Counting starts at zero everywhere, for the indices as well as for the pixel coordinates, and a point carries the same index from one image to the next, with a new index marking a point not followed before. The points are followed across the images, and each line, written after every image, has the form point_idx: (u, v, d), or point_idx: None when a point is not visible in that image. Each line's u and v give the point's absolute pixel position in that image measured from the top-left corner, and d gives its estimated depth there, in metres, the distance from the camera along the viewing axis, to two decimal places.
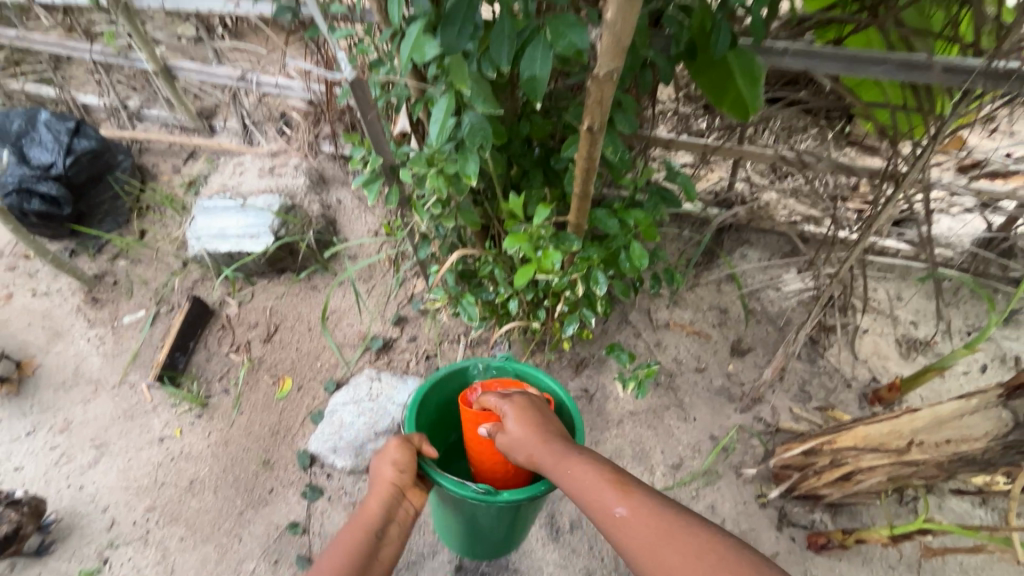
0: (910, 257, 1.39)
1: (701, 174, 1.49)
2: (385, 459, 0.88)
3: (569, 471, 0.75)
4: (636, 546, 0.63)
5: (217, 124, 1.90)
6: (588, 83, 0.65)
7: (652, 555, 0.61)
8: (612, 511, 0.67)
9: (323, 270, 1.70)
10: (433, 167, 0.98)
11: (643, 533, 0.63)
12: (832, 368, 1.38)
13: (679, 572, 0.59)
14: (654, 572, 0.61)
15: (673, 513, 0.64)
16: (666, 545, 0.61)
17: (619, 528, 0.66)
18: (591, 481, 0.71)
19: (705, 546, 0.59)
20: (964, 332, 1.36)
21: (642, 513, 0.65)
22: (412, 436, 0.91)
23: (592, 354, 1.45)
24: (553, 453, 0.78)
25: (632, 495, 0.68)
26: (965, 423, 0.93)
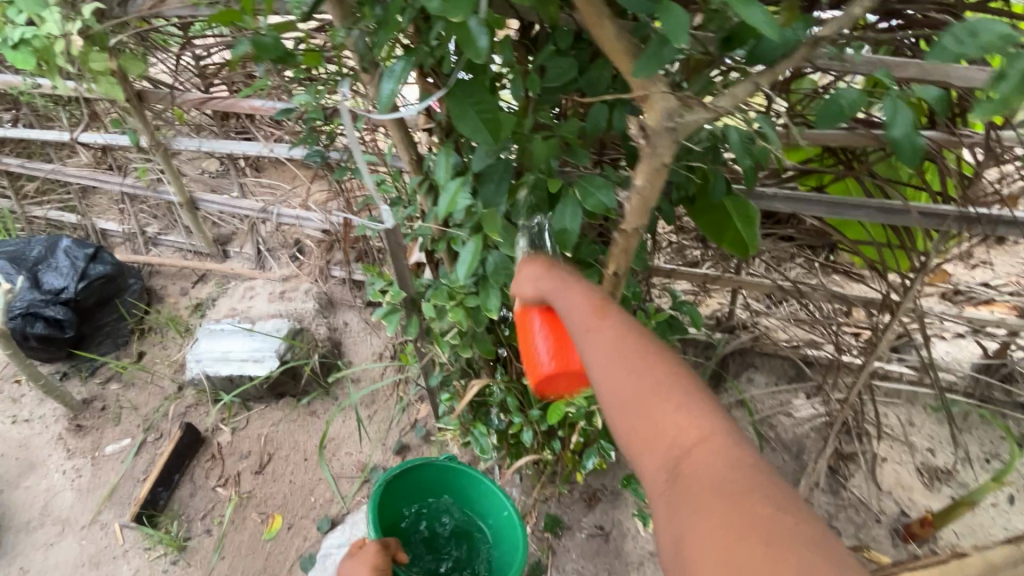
0: (915, 382, 1.41)
1: (702, 300, 1.55)
2: (362, 563, 0.87)
3: (562, 291, 0.61)
4: (603, 381, 0.51)
5: (231, 249, 1.97)
6: (615, 235, 0.71)
7: (610, 375, 0.51)
8: (592, 329, 0.55)
9: (324, 394, 1.66)
10: (453, 301, 1.02)
11: (618, 364, 0.51)
12: (857, 500, 1.33)
13: (641, 415, 0.47)
14: (612, 404, 0.50)
15: (659, 355, 0.51)
16: (639, 388, 0.49)
17: (590, 352, 0.54)
18: (578, 306, 0.58)
19: (688, 401, 0.47)
20: (984, 460, 1.33)
21: (624, 346, 0.52)
22: (388, 542, 0.92)
23: (605, 486, 1.38)
24: (550, 281, 0.63)
25: (617, 326, 0.54)
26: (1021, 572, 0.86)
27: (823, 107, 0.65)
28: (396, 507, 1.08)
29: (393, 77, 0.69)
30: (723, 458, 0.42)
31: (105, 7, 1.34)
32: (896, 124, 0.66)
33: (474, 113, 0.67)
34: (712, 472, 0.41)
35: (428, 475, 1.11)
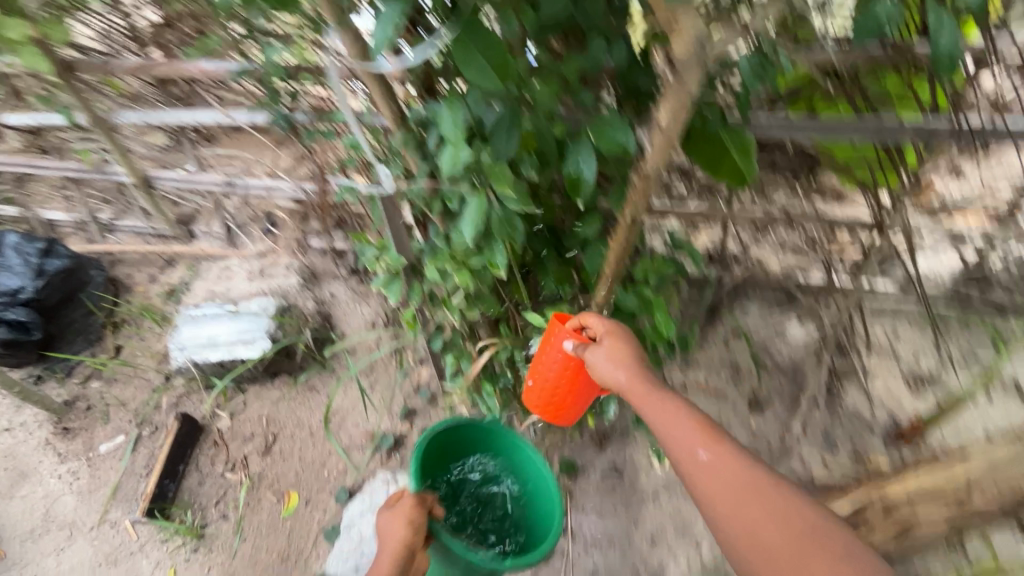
0: (899, 295, 1.46)
1: (693, 236, 1.55)
2: (400, 517, 0.91)
3: (662, 412, 0.77)
4: (724, 503, 0.68)
5: (197, 229, 1.85)
6: (634, 179, 0.68)
7: (728, 502, 0.67)
8: (701, 460, 0.71)
9: (321, 368, 1.63)
10: (456, 262, 0.99)
11: (739, 489, 0.67)
12: (851, 413, 1.40)
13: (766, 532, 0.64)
14: (737, 528, 0.66)
15: (767, 482, 0.68)
16: (756, 508, 0.66)
17: (708, 477, 0.69)
18: (682, 428, 0.74)
19: (799, 516, 0.65)
20: (965, 363, 1.42)
21: (738, 474, 0.68)
22: (425, 497, 0.94)
23: (615, 426, 1.42)
24: (650, 402, 0.79)
25: (727, 451, 0.71)
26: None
27: (861, 19, 0.65)
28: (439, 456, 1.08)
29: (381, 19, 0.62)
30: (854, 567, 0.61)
31: None
32: (942, 32, 0.66)
33: (479, 56, 0.61)
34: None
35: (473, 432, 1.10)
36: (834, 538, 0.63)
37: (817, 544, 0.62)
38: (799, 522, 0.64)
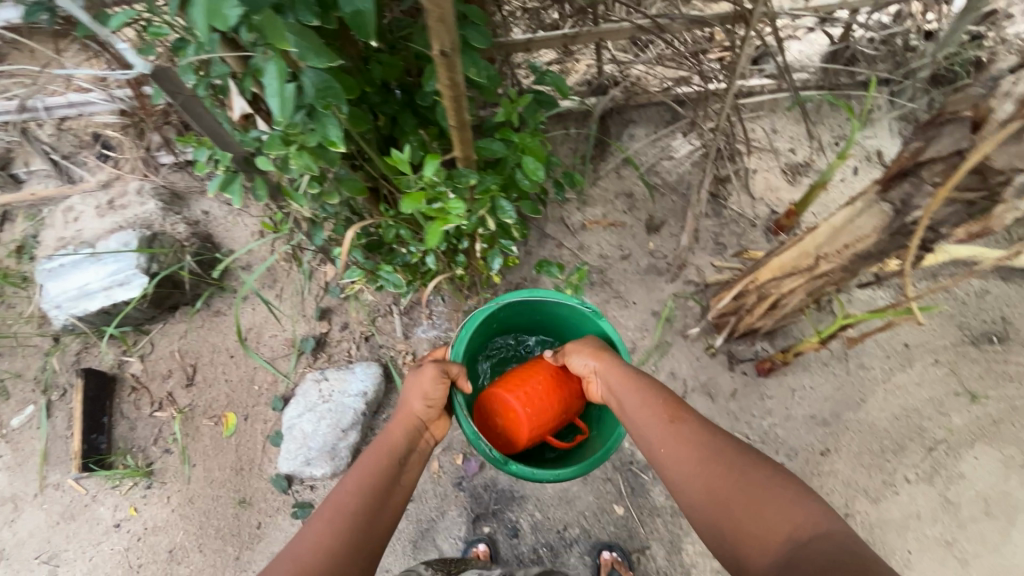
0: (775, 89, 1.46)
1: (569, 66, 1.46)
2: (419, 387, 0.95)
3: (634, 390, 0.86)
4: (689, 469, 0.74)
5: (19, 170, 1.58)
6: (422, 2, 0.59)
7: (685, 456, 0.75)
8: (669, 432, 0.78)
9: (219, 290, 1.54)
10: (293, 146, 0.88)
11: (698, 454, 0.74)
12: (737, 214, 1.48)
13: (722, 489, 0.70)
14: (700, 489, 0.72)
15: (722, 439, 0.76)
16: (713, 470, 0.72)
17: (673, 448, 0.77)
18: (652, 407, 0.82)
19: (751, 470, 0.71)
20: (833, 144, 1.48)
21: (699, 443, 0.75)
22: (450, 369, 0.97)
23: (525, 278, 1.47)
24: (624, 381, 0.88)
25: (691, 427, 0.78)
26: (855, 227, 0.96)
27: None
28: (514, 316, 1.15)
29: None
30: (782, 490, 0.67)
31: None
32: None
33: None
34: (785, 524, 0.63)
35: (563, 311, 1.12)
36: (783, 482, 0.68)
37: (763, 489, 0.67)
38: (752, 474, 0.70)
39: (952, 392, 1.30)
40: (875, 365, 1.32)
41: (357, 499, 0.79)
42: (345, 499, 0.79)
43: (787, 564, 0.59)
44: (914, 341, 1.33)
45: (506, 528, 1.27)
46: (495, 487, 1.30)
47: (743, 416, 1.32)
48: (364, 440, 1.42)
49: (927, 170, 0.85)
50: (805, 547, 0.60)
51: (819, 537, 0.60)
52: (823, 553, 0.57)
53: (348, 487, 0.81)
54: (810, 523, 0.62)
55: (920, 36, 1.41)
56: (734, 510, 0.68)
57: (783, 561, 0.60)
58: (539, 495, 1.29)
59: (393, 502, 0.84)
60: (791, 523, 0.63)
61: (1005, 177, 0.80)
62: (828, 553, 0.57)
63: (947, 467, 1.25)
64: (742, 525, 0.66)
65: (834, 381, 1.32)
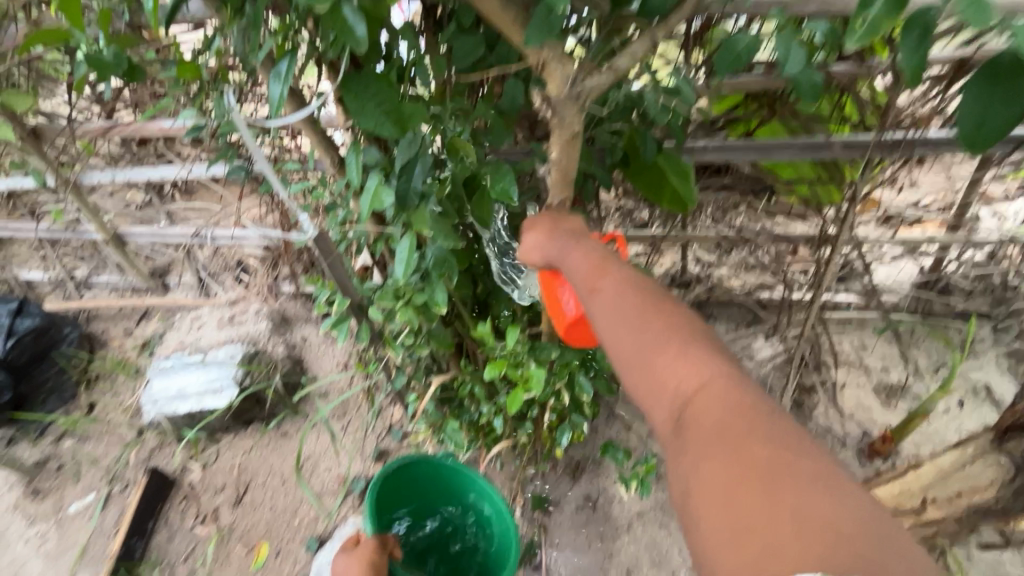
0: (862, 307, 1.47)
1: (655, 260, 1.58)
2: (358, 559, 0.87)
3: (566, 253, 0.65)
4: (607, 323, 0.57)
5: (171, 280, 1.88)
6: (541, 213, 0.72)
7: (607, 315, 0.57)
8: (597, 298, 0.58)
9: (293, 413, 1.62)
10: (401, 300, 1.00)
11: (618, 308, 0.57)
12: (823, 428, 1.38)
13: (633, 343, 0.54)
14: (611, 339, 0.57)
15: (653, 294, 0.57)
16: (628, 322, 0.55)
17: (591, 307, 0.59)
18: (577, 263, 0.63)
19: (671, 327, 0.54)
20: (933, 370, 1.41)
21: (625, 296, 0.57)
22: (387, 540, 0.91)
23: (587, 456, 1.41)
24: (559, 246, 0.66)
25: (614, 275, 0.59)
26: (967, 474, 0.88)
27: (721, 51, 0.74)
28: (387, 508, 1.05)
29: (282, 81, 0.65)
30: (703, 353, 0.52)
31: None
32: (790, 61, 0.72)
33: (374, 108, 0.67)
34: (689, 382, 0.50)
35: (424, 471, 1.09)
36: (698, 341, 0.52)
37: (669, 346, 0.52)
38: (667, 330, 0.53)
39: None
40: None
41: None
42: None
43: (679, 429, 0.48)
44: None
45: None
46: None
47: None
48: None
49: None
50: (697, 415, 0.47)
51: (715, 399, 0.48)
52: (716, 418, 0.46)
53: None
54: (710, 381, 0.49)
55: None
56: (639, 364, 0.53)
57: (675, 421, 0.49)
58: None
59: None
60: (693, 384, 0.49)
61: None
62: (716, 425, 0.46)
63: None
64: (647, 384, 0.52)
65: None
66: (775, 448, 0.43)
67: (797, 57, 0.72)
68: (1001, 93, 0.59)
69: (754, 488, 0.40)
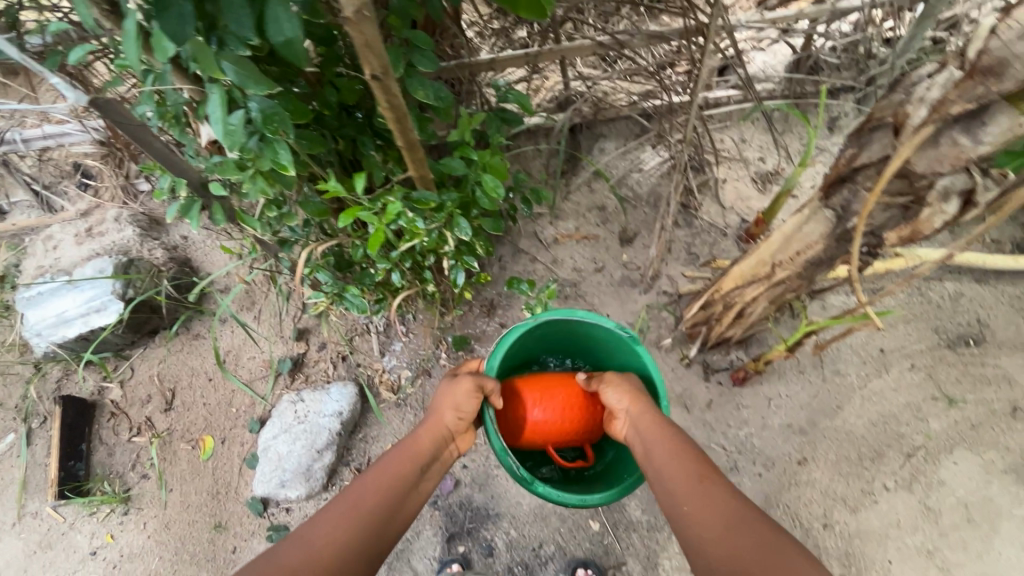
0: (741, 100, 1.47)
1: (538, 84, 1.48)
2: (453, 396, 0.97)
3: (665, 444, 0.87)
4: (702, 514, 0.76)
5: (3, 202, 1.61)
6: (346, 30, 0.61)
7: (702, 510, 0.77)
8: (699, 489, 0.79)
9: (198, 313, 1.55)
10: (248, 170, 0.91)
11: (713, 498, 0.77)
12: (707, 224, 1.48)
13: (724, 535, 0.72)
14: (703, 529, 0.75)
15: (745, 503, 0.76)
16: (718, 513, 0.75)
17: (689, 492, 0.79)
18: (678, 457, 0.84)
19: (760, 528, 0.72)
20: (802, 151, 1.49)
21: (720, 502, 0.76)
22: (485, 384, 0.98)
23: (499, 293, 1.48)
24: (658, 439, 0.88)
25: (715, 483, 0.80)
26: (803, 235, 0.94)
27: None
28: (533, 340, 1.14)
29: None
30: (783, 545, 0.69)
31: None
32: None
33: None
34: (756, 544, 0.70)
35: (598, 332, 1.13)
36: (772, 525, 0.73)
37: (754, 528, 0.72)
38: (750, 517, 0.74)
39: (929, 399, 1.28)
40: (850, 371, 1.31)
41: (371, 504, 0.82)
42: (366, 490, 0.85)
43: None
44: (889, 346, 1.32)
45: (481, 547, 1.25)
46: (471, 505, 1.28)
47: (719, 427, 1.31)
48: (340, 460, 1.42)
49: (862, 174, 0.82)
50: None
51: None
52: None
53: (369, 483, 0.86)
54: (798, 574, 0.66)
55: (883, 43, 1.43)
56: (730, 547, 0.71)
57: None
58: (515, 512, 1.28)
59: (401, 513, 0.86)
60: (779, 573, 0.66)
61: (928, 181, 0.75)
62: None
63: (926, 474, 1.23)
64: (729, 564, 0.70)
65: (810, 388, 1.31)
66: None
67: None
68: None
69: None
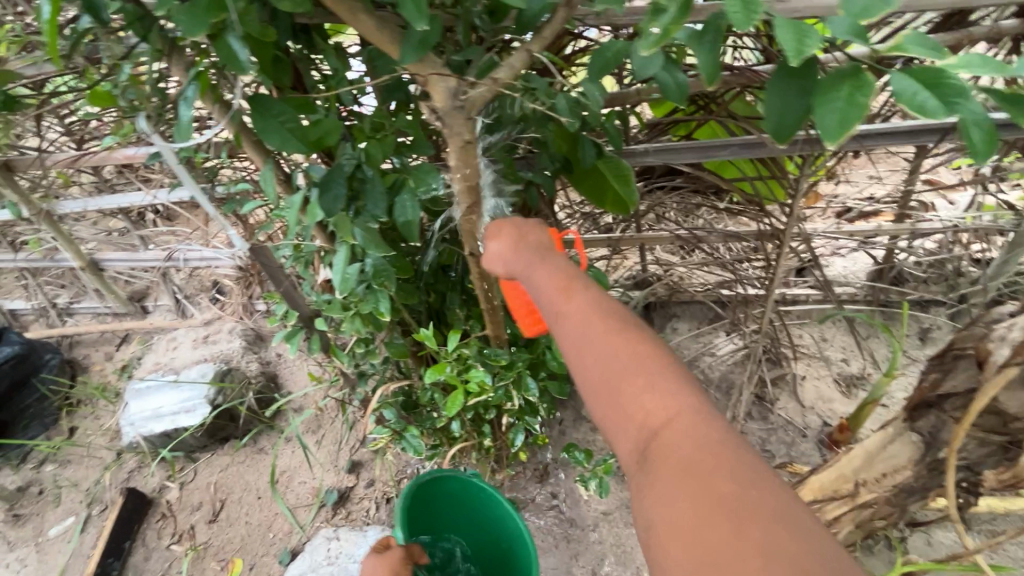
0: (820, 300, 1.48)
1: (616, 262, 1.60)
2: (383, 565, 0.86)
3: (531, 264, 0.62)
4: (565, 338, 0.54)
5: (149, 304, 1.92)
6: (459, 219, 0.74)
7: (573, 337, 0.53)
8: (556, 299, 0.56)
9: (268, 428, 1.63)
10: (349, 310, 1.03)
11: (583, 331, 0.53)
12: (785, 421, 1.40)
13: (593, 357, 0.51)
14: (571, 359, 0.53)
15: (629, 326, 0.52)
16: (584, 323, 0.53)
17: (557, 322, 0.55)
18: (544, 277, 0.59)
19: (646, 355, 0.50)
20: (891, 358, 1.43)
21: (593, 312, 0.53)
22: (413, 549, 0.91)
23: (554, 460, 1.43)
24: (528, 263, 0.62)
25: (581, 290, 0.56)
26: (888, 455, 0.92)
27: (592, 58, 0.77)
28: (415, 518, 1.07)
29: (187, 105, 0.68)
30: (670, 381, 0.48)
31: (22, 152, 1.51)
32: (648, 66, 0.69)
33: (279, 127, 0.66)
34: (657, 415, 0.46)
35: (458, 493, 1.13)
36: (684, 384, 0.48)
37: (635, 353, 0.50)
38: (634, 361, 0.49)
39: None
40: None
41: None
42: None
43: (647, 461, 0.45)
44: None
45: None
46: None
47: None
48: None
49: (949, 403, 0.85)
50: (666, 435, 0.45)
51: (687, 437, 0.44)
52: (703, 487, 0.41)
53: None
54: (691, 417, 0.46)
55: (972, 262, 1.42)
56: (603, 393, 0.50)
57: (642, 457, 0.46)
58: None
59: None
60: (659, 409, 0.47)
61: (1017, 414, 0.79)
62: (685, 461, 0.43)
63: None
64: (607, 395, 0.49)
65: None
66: (792, 536, 0.38)
67: (655, 58, 0.69)
68: (796, 85, 0.59)
69: (747, 546, 0.37)
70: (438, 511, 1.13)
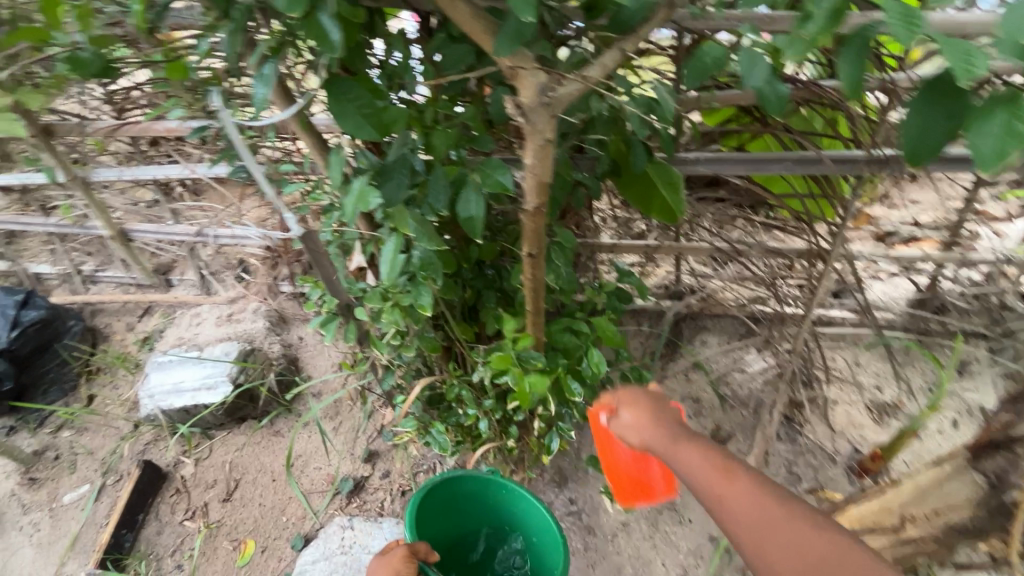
0: (856, 323, 1.46)
1: (649, 270, 1.58)
2: (386, 565, 0.82)
3: (679, 447, 0.68)
4: (738, 526, 0.59)
5: (174, 278, 1.92)
6: (523, 219, 0.72)
7: (747, 524, 0.58)
8: (719, 488, 0.61)
9: (285, 411, 1.62)
10: (388, 301, 1.02)
11: (750, 515, 0.58)
12: (813, 444, 1.37)
13: (774, 542, 0.56)
14: (750, 545, 0.58)
15: (794, 504, 0.58)
16: (756, 509, 0.58)
17: (722, 513, 0.61)
18: (698, 461, 0.65)
19: (817, 528, 0.56)
20: (927, 389, 1.39)
21: (759, 496, 0.59)
22: (417, 545, 0.86)
23: (575, 466, 1.41)
24: (672, 446, 0.69)
25: (742, 476, 0.61)
26: (946, 493, 0.92)
27: (690, 62, 0.73)
28: (431, 521, 1.04)
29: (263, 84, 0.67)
30: (840, 545, 0.54)
31: (64, 119, 1.51)
32: (753, 74, 0.69)
33: (354, 112, 0.65)
34: None
35: (475, 493, 1.08)
36: (847, 542, 0.54)
37: (806, 531, 0.56)
38: (797, 531, 0.56)
39: None
40: None
41: None
42: None
43: None
44: None
45: None
46: None
47: None
48: None
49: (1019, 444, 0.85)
50: None
51: None
52: None
53: None
54: None
55: (1019, 296, 1.38)
56: (791, 574, 0.55)
57: None
58: None
59: None
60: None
61: None
62: None
63: None
64: (795, 572, 0.55)
65: None
66: None
67: (761, 67, 0.69)
68: (942, 107, 0.62)
69: None
70: (456, 511, 1.09)
